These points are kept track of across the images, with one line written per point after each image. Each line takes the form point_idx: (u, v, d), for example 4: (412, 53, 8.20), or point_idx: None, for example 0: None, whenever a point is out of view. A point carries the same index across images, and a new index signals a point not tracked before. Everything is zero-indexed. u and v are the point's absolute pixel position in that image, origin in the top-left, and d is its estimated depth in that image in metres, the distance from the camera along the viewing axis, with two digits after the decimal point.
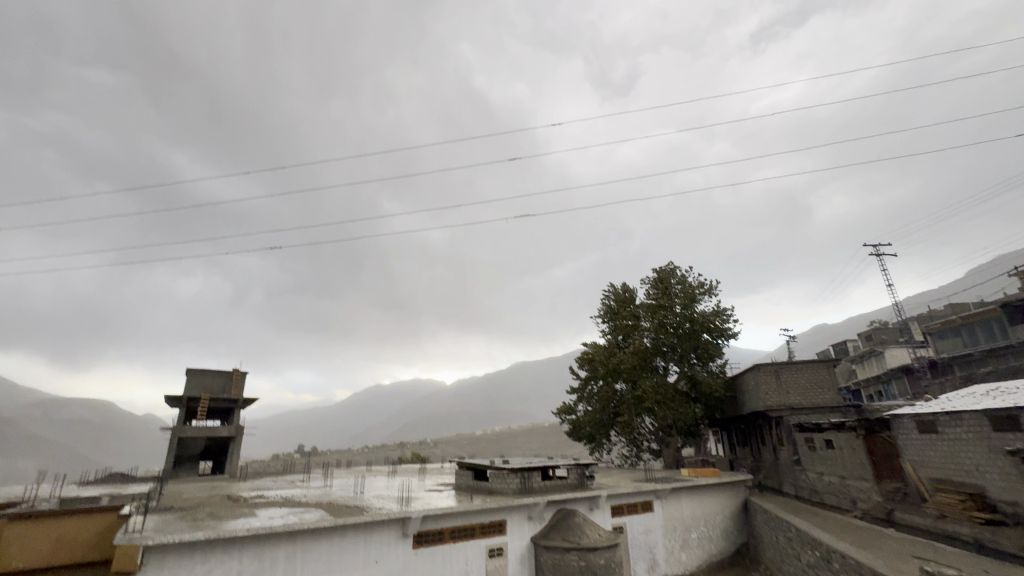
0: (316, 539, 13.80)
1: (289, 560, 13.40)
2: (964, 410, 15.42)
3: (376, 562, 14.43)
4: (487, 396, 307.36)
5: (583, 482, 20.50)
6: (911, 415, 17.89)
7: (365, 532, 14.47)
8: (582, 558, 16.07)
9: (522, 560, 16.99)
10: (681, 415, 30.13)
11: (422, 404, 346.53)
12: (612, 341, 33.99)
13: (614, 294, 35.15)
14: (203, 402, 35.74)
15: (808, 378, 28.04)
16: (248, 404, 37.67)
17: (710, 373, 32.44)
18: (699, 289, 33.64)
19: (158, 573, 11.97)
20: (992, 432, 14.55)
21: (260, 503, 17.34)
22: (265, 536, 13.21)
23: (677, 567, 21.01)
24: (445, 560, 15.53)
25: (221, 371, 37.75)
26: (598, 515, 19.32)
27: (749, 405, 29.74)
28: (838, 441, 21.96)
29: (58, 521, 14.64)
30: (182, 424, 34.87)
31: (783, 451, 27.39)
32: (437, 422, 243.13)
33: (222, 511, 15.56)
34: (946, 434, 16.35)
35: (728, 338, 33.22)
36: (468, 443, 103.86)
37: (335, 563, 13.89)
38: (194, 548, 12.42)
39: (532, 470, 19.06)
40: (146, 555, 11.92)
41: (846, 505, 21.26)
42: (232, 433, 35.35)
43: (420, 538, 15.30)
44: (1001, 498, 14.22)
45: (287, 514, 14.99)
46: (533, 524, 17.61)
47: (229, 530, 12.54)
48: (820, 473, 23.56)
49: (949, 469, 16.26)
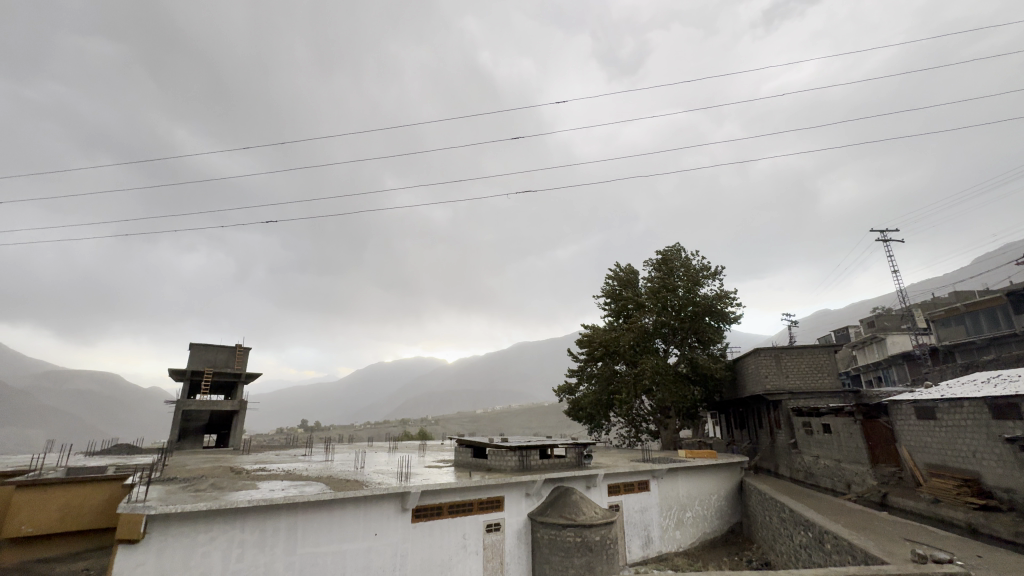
0: (316, 511, 14.02)
1: (291, 530, 13.66)
2: (963, 397, 15.41)
3: (376, 534, 14.70)
4: (488, 376, 310.22)
5: (581, 461, 20.87)
6: (910, 401, 17.91)
7: (364, 505, 14.68)
8: (578, 535, 16.32)
9: (519, 535, 17.26)
10: (680, 397, 30.28)
11: (424, 382, 350.55)
12: (615, 322, 33.99)
13: (618, 276, 35.12)
14: (206, 376, 36.08)
15: (809, 363, 28.05)
16: (251, 378, 38.01)
17: (711, 357, 32.50)
18: (704, 273, 33.46)
19: (162, 541, 12.23)
20: (992, 419, 14.54)
21: (261, 476, 17.62)
22: (266, 508, 13.41)
23: (671, 545, 21.39)
24: (444, 534, 15.83)
25: (223, 346, 37.90)
26: (595, 493, 19.58)
27: (749, 389, 29.87)
28: (835, 425, 22.05)
29: (66, 489, 14.93)
30: (185, 398, 35.24)
31: (780, 434, 27.55)
32: (439, 400, 246.04)
33: (224, 483, 15.81)
34: (945, 421, 16.39)
35: (730, 321, 33.17)
36: (469, 422, 105.31)
37: (335, 535, 14.15)
38: (197, 517, 12.66)
39: (530, 449, 19.26)
40: (149, 523, 12.16)
41: (840, 487, 21.48)
42: (235, 407, 35.65)
43: (419, 512, 15.54)
44: (996, 485, 14.33)
45: (288, 486, 15.21)
46: (530, 501, 17.90)
47: (230, 500, 12.72)
48: (816, 456, 23.75)
49: (946, 455, 16.33)
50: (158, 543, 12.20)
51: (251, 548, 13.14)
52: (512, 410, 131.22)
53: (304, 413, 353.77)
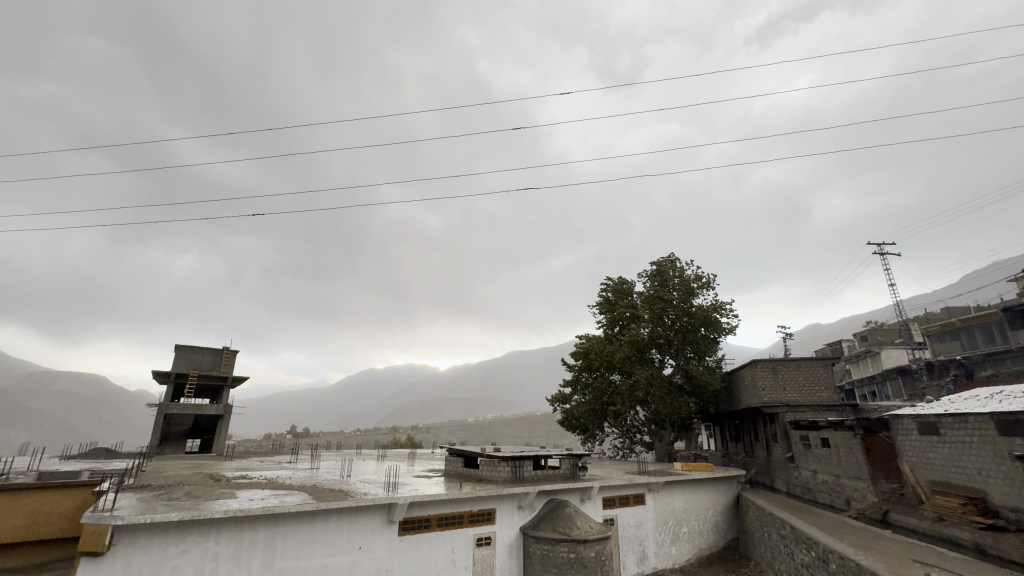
0: (298, 523, 13.31)
1: (268, 542, 12.91)
2: (968, 412, 15.02)
3: (360, 548, 13.96)
4: (480, 385, 308.50)
5: (575, 472, 20.11)
6: (913, 415, 17.51)
7: (348, 516, 13.96)
8: (572, 550, 15.68)
9: (511, 549, 16.57)
10: (675, 408, 29.79)
11: (415, 390, 348.01)
12: (609, 332, 33.58)
13: (613, 285, 34.78)
14: (190, 379, 35.06)
15: (806, 376, 27.65)
16: (238, 382, 37.06)
17: (706, 368, 32.06)
18: (698, 283, 33.14)
19: (129, 554, 11.45)
20: (998, 436, 14.13)
21: (241, 484, 16.79)
22: (243, 519, 12.66)
23: (667, 561, 20.73)
24: (431, 548, 15.07)
25: (210, 348, 36.96)
26: (590, 506, 18.96)
27: (745, 401, 29.45)
28: (834, 440, 21.60)
29: (34, 495, 14.11)
30: (168, 401, 34.16)
31: (777, 447, 27.15)
32: (431, 408, 244.08)
33: (200, 491, 15.01)
34: (949, 437, 15.98)
35: (725, 333, 32.82)
36: (460, 430, 103.96)
37: (316, 548, 13.40)
38: (168, 528, 11.90)
39: (524, 459, 18.62)
40: (116, 534, 11.38)
41: (839, 503, 21.05)
42: (220, 411, 34.63)
43: (407, 524, 14.83)
44: (1002, 504, 13.92)
45: (268, 496, 14.40)
46: (523, 514, 17.17)
47: (205, 510, 11.96)
48: (814, 471, 23.31)
49: (949, 472, 15.90)
50: (125, 556, 11.42)
51: (225, 562, 12.36)
52: (504, 419, 130.42)
53: (293, 419, 348.83)
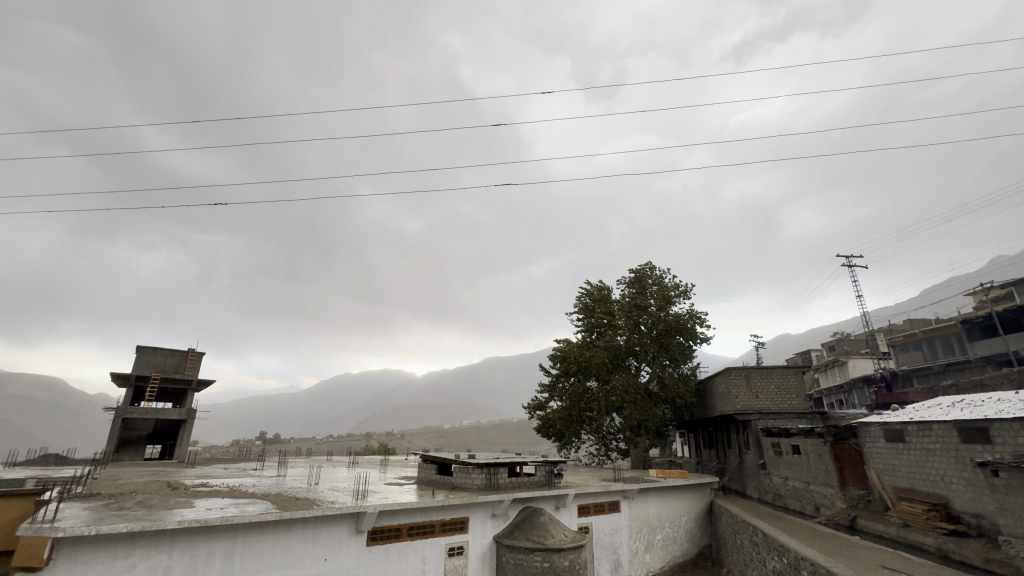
0: (259, 534, 12.65)
1: (227, 555, 12.23)
2: (932, 420, 15.39)
3: (325, 560, 13.38)
4: (457, 391, 305.74)
5: (551, 480, 19.84)
6: (880, 423, 17.88)
7: (314, 526, 13.37)
8: (545, 559, 15.41)
9: (483, 559, 16.16)
10: (650, 415, 29.89)
11: (390, 395, 343.00)
12: (587, 338, 33.58)
13: (591, 292, 34.82)
14: (152, 382, 33.49)
15: (778, 384, 28.14)
16: (203, 386, 35.62)
17: (681, 376, 32.36)
18: (675, 291, 33.50)
19: (71, 568, 10.63)
20: (961, 443, 14.51)
21: (201, 493, 15.92)
22: (200, 529, 11.95)
23: (641, 569, 20.62)
24: (400, 559, 14.55)
25: (174, 350, 35.39)
26: (565, 514, 18.73)
27: (718, 408, 29.82)
28: (805, 447, 21.95)
29: None
30: (127, 405, 32.50)
31: (749, 454, 27.47)
32: (407, 414, 240.57)
33: (155, 500, 14.13)
34: (914, 444, 16.34)
35: (700, 341, 33.26)
36: (437, 436, 102.84)
37: (279, 560, 12.78)
38: (117, 540, 11.14)
39: (499, 466, 18.28)
40: (56, 547, 10.55)
41: (809, 510, 21.36)
42: (183, 416, 33.08)
43: (375, 534, 14.30)
44: (964, 509, 14.25)
45: (229, 505, 13.70)
46: (497, 523, 16.79)
47: (158, 521, 11.20)
48: (785, 478, 23.62)
49: (915, 478, 16.23)
50: (66, 571, 10.59)
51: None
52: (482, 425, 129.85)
53: (262, 425, 338.73)
